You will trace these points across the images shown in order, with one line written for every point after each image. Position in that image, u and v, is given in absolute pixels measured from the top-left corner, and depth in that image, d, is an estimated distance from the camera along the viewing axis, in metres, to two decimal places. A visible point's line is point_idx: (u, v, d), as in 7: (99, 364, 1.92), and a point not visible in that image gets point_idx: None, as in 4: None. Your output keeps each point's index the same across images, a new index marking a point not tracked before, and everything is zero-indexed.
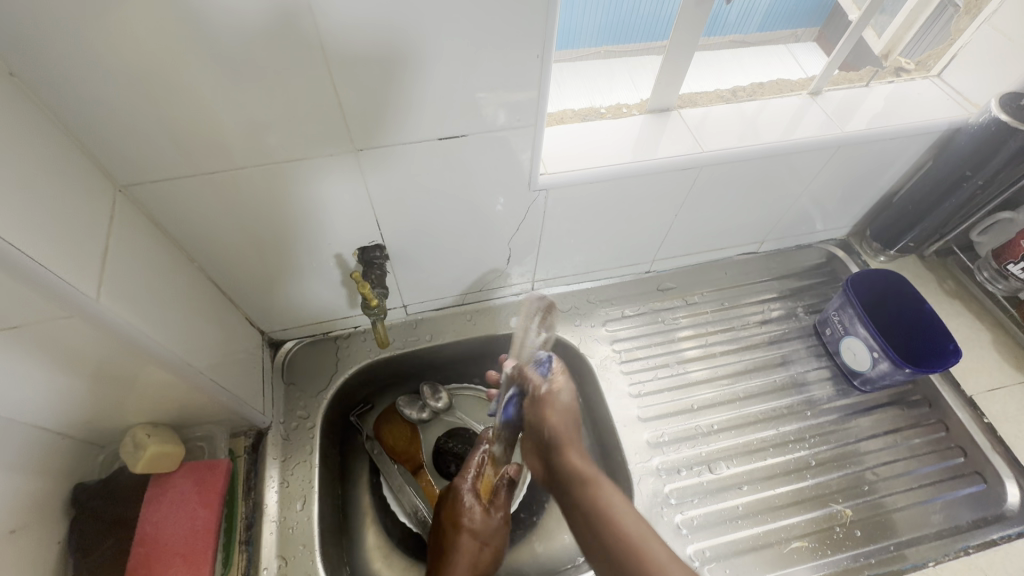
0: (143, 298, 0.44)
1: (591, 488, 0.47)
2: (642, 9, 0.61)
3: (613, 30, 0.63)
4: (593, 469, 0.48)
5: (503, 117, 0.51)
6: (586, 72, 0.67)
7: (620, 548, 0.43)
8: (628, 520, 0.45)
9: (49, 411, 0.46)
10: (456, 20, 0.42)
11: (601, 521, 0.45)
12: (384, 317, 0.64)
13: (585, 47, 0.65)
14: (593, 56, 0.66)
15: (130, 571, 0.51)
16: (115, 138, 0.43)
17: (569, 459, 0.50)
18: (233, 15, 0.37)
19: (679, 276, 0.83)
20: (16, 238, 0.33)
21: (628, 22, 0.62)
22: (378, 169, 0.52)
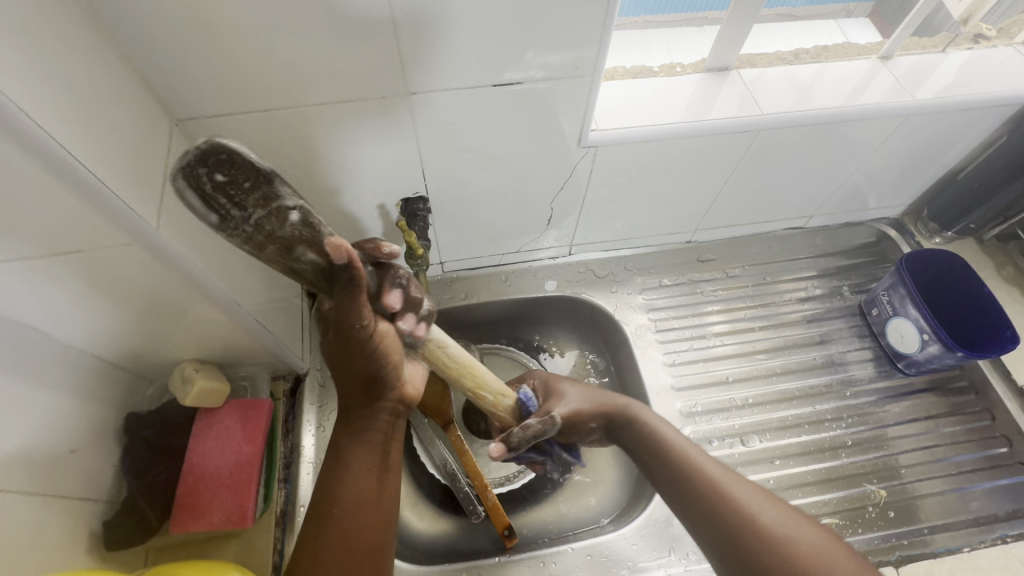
0: (196, 232, 0.45)
1: (694, 475, 0.48)
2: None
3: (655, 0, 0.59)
4: (696, 457, 0.50)
5: (560, 67, 0.49)
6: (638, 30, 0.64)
7: (725, 506, 0.45)
8: (753, 493, 0.46)
9: (104, 339, 0.47)
10: None
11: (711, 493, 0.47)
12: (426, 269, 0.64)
13: (624, 17, 0.61)
14: (630, 25, 0.62)
15: (180, 497, 0.53)
16: (173, 70, 0.42)
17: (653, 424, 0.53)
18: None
19: (719, 248, 0.81)
20: (83, 160, 0.33)
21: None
22: (428, 116, 0.51)
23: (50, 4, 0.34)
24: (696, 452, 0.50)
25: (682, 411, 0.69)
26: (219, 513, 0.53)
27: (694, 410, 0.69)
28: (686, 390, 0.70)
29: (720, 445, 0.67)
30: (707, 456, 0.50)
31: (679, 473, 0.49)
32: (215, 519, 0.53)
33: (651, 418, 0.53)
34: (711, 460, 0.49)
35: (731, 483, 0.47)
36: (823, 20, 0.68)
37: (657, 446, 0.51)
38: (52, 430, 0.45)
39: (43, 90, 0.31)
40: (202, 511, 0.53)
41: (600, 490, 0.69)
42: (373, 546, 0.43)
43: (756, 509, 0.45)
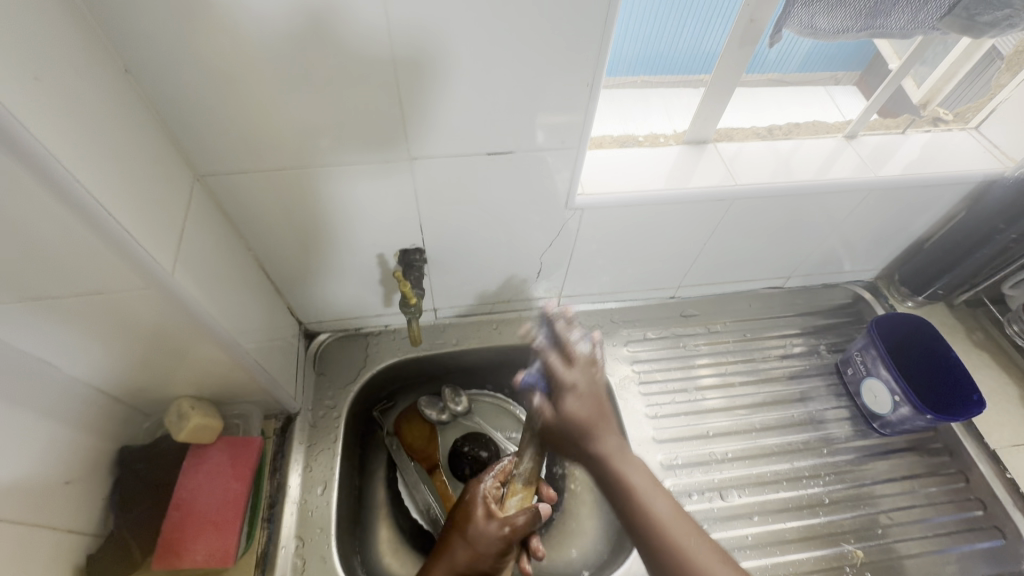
0: (205, 274, 0.48)
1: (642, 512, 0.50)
2: (680, 44, 0.63)
3: (651, 62, 0.65)
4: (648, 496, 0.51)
5: (550, 136, 0.54)
6: (622, 100, 0.69)
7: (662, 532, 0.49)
8: (698, 541, 0.49)
9: (107, 372, 0.50)
10: (515, 47, 0.46)
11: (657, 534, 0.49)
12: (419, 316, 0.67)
13: (621, 76, 0.67)
14: (629, 84, 0.69)
15: (165, 532, 0.53)
16: (203, 131, 0.47)
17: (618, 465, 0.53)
18: (325, 32, 0.42)
19: (702, 304, 0.84)
20: (119, 215, 0.36)
21: (667, 53, 0.64)
22: (428, 176, 0.56)
23: (103, 74, 0.38)
24: (650, 490, 0.52)
25: (663, 463, 0.70)
26: (202, 552, 0.53)
27: (675, 463, 0.70)
28: (668, 442, 0.72)
29: (699, 499, 0.68)
30: (664, 498, 0.51)
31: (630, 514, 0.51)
32: (198, 557, 0.53)
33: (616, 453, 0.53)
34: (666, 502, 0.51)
35: (687, 538, 0.49)
36: (812, 86, 0.75)
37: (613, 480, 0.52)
38: (46, 460, 0.46)
39: (90, 148, 0.35)
40: (186, 549, 0.53)
41: (582, 541, 0.69)
42: None
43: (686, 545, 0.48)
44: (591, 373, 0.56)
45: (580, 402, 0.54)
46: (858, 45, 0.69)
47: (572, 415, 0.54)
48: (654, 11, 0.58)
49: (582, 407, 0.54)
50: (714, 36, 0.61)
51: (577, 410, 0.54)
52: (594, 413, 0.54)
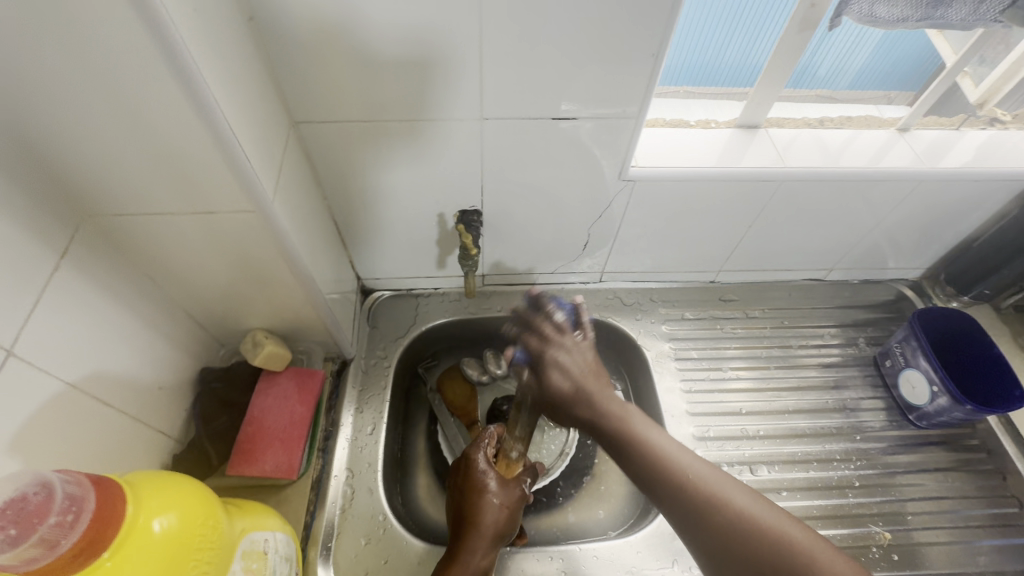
0: (293, 211, 0.53)
1: (671, 474, 0.47)
2: (727, 56, 0.67)
3: (695, 75, 0.69)
4: (679, 457, 0.48)
5: (611, 106, 0.57)
6: (666, 107, 0.72)
7: (703, 498, 0.45)
8: (751, 499, 0.45)
9: (200, 294, 0.56)
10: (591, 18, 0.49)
11: (696, 492, 0.46)
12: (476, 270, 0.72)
13: (666, 86, 0.71)
14: (672, 94, 0.72)
15: (238, 444, 0.59)
16: (300, 81, 0.52)
17: (633, 432, 0.50)
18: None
19: (741, 290, 0.86)
20: (239, 139, 0.41)
21: (713, 65, 0.68)
22: (494, 140, 0.60)
23: (235, 19, 0.43)
24: (673, 450, 0.49)
25: (694, 435, 0.72)
26: (270, 463, 0.58)
27: (706, 435, 0.72)
28: (700, 416, 0.74)
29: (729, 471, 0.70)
30: (701, 463, 0.48)
31: (653, 474, 0.48)
32: (267, 467, 0.58)
33: (628, 419, 0.52)
34: (705, 466, 0.48)
35: (728, 490, 0.45)
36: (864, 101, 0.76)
37: (629, 443, 0.50)
38: (146, 365, 0.52)
39: (224, 79, 0.40)
40: (256, 459, 0.58)
41: (609, 503, 0.73)
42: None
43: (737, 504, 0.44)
44: (580, 345, 0.56)
45: (569, 359, 0.55)
46: (915, 64, 0.71)
47: (560, 390, 0.54)
48: (706, 25, 0.62)
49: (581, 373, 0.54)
50: (762, 49, 0.65)
51: (565, 385, 0.54)
52: (581, 377, 0.54)
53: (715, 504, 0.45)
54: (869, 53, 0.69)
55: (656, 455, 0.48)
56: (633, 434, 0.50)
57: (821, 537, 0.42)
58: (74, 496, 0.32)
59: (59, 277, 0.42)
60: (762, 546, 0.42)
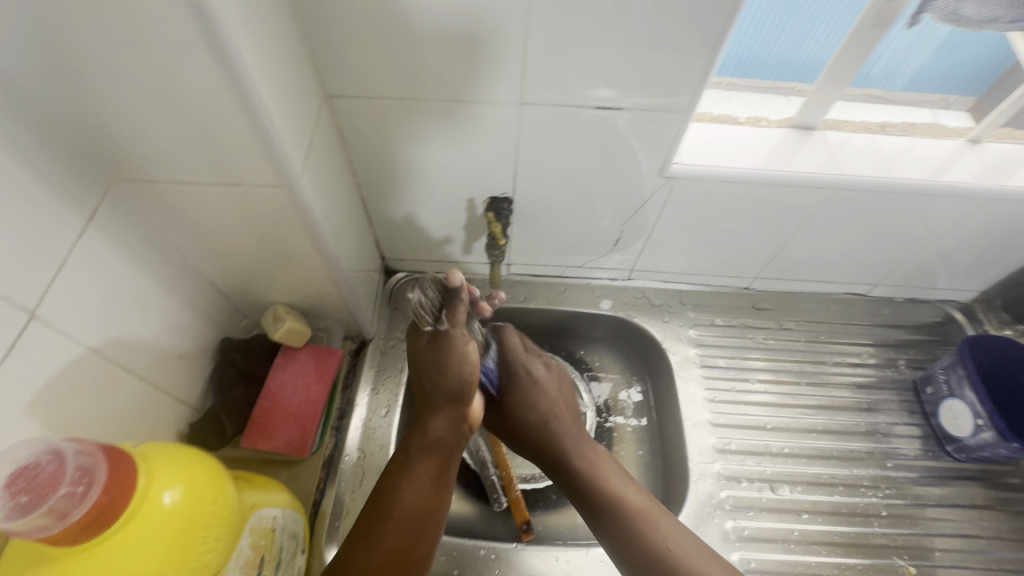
0: (321, 187, 0.52)
1: (581, 466, 0.60)
2: (789, 46, 0.62)
3: (741, 63, 0.64)
4: (592, 454, 0.61)
5: (660, 98, 0.53)
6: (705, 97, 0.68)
7: (602, 486, 0.58)
8: (642, 496, 0.58)
9: (224, 264, 0.55)
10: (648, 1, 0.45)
11: (594, 482, 0.59)
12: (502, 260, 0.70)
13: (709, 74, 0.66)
14: (714, 84, 0.68)
15: (253, 417, 0.59)
16: (337, 52, 0.50)
17: (553, 424, 0.64)
18: None
19: (776, 299, 0.82)
20: (272, 111, 0.40)
21: (762, 55, 0.63)
22: (532, 127, 0.57)
23: None
24: (586, 445, 0.62)
25: (715, 446, 0.70)
26: (283, 439, 0.58)
27: (727, 448, 0.70)
28: (723, 428, 0.71)
29: (748, 487, 0.67)
30: (608, 462, 0.61)
31: (568, 463, 0.61)
32: (279, 443, 0.58)
33: (553, 413, 0.64)
34: (610, 464, 0.61)
35: (625, 488, 0.58)
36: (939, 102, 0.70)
37: (549, 434, 0.63)
38: (167, 333, 0.52)
39: (260, 46, 0.38)
40: (269, 434, 0.58)
41: None
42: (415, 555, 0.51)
43: (626, 497, 0.57)
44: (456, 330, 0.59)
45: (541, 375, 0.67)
46: (977, 67, 0.65)
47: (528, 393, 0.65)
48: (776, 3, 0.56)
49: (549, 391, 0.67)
50: (816, 41, 0.61)
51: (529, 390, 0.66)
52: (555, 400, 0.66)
53: (608, 493, 0.58)
54: (930, 53, 0.62)
55: (571, 450, 0.61)
56: (551, 425, 0.64)
57: (713, 553, 0.55)
58: (88, 468, 0.32)
59: (87, 239, 0.41)
60: (636, 529, 0.55)
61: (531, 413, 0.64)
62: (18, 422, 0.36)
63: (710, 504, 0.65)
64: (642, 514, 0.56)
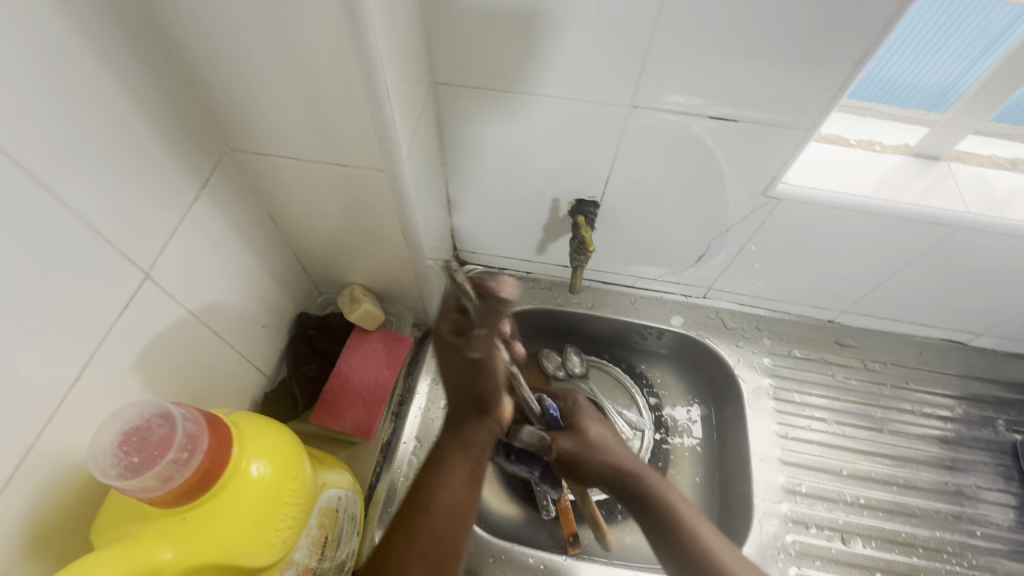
0: (419, 175, 0.51)
1: (624, 479, 0.59)
2: (893, 72, 0.58)
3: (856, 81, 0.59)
4: (638, 468, 0.59)
5: (782, 114, 0.49)
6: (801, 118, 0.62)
7: (645, 500, 0.57)
8: (694, 515, 0.55)
9: (313, 239, 0.56)
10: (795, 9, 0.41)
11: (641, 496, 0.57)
12: (583, 267, 0.67)
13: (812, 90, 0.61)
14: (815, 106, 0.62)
15: (323, 395, 0.58)
16: (452, 39, 0.48)
17: (592, 446, 0.61)
18: None
19: (861, 337, 0.76)
20: (393, 95, 0.39)
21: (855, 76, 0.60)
22: (638, 133, 0.54)
23: None
24: (631, 461, 0.59)
25: (784, 485, 0.66)
26: (351, 421, 0.57)
27: (797, 489, 0.66)
28: (794, 467, 0.67)
29: (817, 534, 0.63)
30: (656, 477, 0.59)
31: (609, 476, 0.59)
32: (347, 425, 0.57)
33: (591, 442, 0.61)
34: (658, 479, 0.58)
35: (681, 507, 0.56)
36: None
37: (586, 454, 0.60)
38: (252, 305, 0.53)
39: (391, 29, 0.37)
40: (338, 415, 0.57)
41: None
42: (453, 548, 0.48)
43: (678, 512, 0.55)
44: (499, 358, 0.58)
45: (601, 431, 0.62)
46: None
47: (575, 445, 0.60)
48: (918, 25, 0.52)
49: (606, 436, 0.62)
50: (901, 70, 0.58)
51: (573, 446, 0.60)
52: (606, 442, 0.61)
53: (656, 506, 0.56)
54: None
55: (611, 465, 0.59)
56: (591, 449, 0.60)
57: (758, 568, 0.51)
58: (194, 436, 0.33)
59: (199, 204, 0.43)
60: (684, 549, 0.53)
61: (587, 442, 0.61)
62: (123, 378, 0.37)
63: (774, 546, 0.62)
64: (690, 529, 0.54)
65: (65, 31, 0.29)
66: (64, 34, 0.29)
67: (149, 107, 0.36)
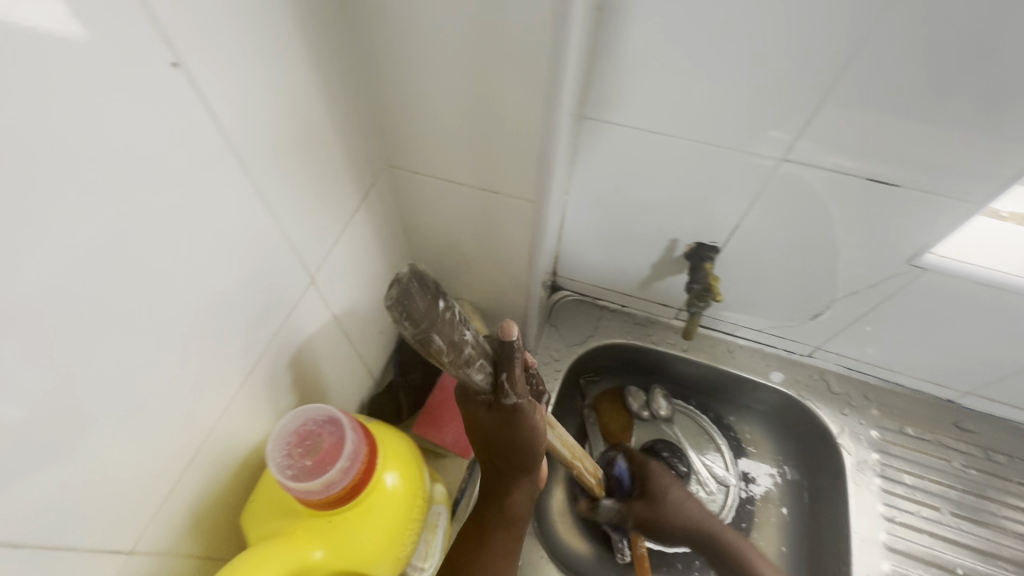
0: (555, 207, 0.52)
1: (698, 533, 0.62)
2: None
3: None
4: (714, 522, 0.62)
5: (950, 185, 0.46)
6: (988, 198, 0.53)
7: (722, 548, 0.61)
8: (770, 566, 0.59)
9: (438, 255, 0.57)
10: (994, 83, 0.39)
11: (717, 548, 0.61)
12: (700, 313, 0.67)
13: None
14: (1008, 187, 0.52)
15: (426, 406, 0.60)
16: (610, 78, 0.48)
17: (666, 493, 0.64)
18: (789, 21, 0.40)
19: (986, 424, 0.70)
20: (563, 135, 0.39)
21: None
22: (781, 187, 0.52)
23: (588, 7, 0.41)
24: (708, 515, 0.63)
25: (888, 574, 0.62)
26: (450, 436, 0.58)
27: None
28: (899, 555, 0.63)
29: None
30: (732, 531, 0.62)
31: (684, 527, 0.63)
32: (446, 439, 0.58)
33: (664, 492, 0.64)
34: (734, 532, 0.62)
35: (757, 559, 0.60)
36: None
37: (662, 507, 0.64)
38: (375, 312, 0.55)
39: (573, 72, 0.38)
40: (439, 428, 0.59)
41: None
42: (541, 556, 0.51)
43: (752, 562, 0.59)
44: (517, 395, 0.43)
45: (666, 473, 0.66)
46: None
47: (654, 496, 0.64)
48: None
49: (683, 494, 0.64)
50: None
51: (647, 507, 0.64)
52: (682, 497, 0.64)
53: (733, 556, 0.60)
54: None
55: (685, 516, 0.63)
56: (665, 495, 0.64)
57: None
58: (354, 454, 0.35)
59: (359, 217, 0.45)
60: None
61: (664, 496, 0.64)
62: (276, 372, 0.40)
63: None
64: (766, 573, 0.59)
65: (298, 65, 0.33)
66: (295, 68, 0.33)
67: (341, 128, 0.39)
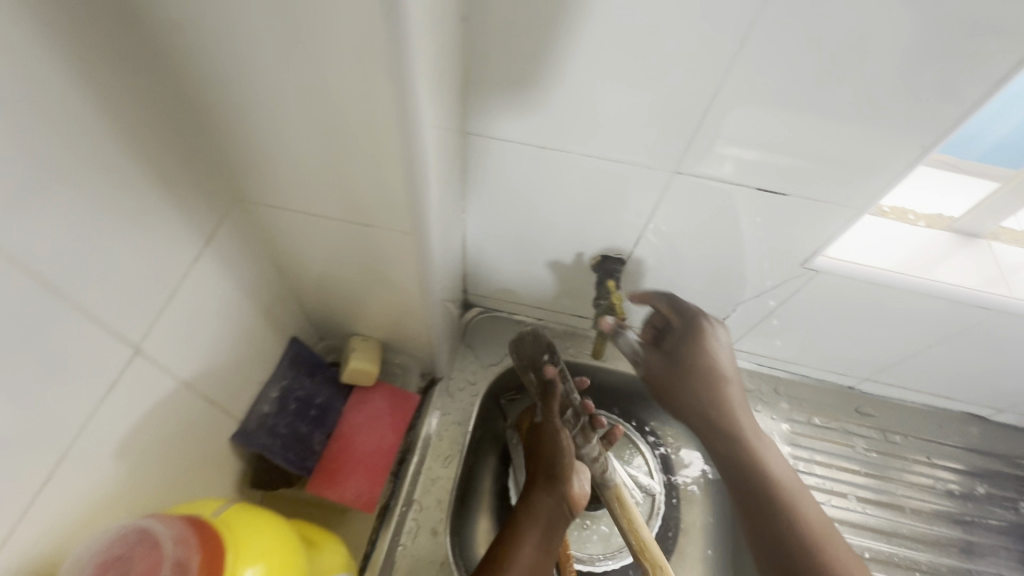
0: (442, 233, 0.47)
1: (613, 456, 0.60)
2: None
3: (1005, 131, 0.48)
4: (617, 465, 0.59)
5: (831, 189, 0.47)
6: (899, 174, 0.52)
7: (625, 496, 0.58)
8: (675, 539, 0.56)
9: (321, 290, 0.52)
10: (861, 88, 0.39)
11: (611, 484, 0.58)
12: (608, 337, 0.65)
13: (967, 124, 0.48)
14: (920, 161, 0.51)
15: (322, 461, 0.55)
16: (491, 92, 0.45)
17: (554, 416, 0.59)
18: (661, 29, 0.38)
19: (882, 406, 0.74)
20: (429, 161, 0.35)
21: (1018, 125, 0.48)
22: (676, 197, 0.51)
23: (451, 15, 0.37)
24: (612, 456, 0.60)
25: None
26: (351, 491, 0.54)
27: None
28: None
29: None
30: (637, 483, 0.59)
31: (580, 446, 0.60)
32: (347, 495, 0.54)
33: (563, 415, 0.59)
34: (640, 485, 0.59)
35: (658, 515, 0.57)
36: None
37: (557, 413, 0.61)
38: (247, 362, 0.48)
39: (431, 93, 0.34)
40: (338, 483, 0.54)
41: None
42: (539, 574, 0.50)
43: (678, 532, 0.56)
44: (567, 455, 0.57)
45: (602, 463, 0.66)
46: None
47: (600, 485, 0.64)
48: None
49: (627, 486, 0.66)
50: None
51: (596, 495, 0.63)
52: None
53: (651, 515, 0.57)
54: None
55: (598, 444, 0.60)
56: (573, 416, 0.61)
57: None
58: (183, 562, 0.32)
59: (202, 265, 0.39)
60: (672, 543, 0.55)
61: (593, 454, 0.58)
62: (99, 463, 0.34)
63: None
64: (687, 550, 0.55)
65: (69, 99, 0.26)
66: (72, 101, 0.27)
67: (155, 166, 0.33)
